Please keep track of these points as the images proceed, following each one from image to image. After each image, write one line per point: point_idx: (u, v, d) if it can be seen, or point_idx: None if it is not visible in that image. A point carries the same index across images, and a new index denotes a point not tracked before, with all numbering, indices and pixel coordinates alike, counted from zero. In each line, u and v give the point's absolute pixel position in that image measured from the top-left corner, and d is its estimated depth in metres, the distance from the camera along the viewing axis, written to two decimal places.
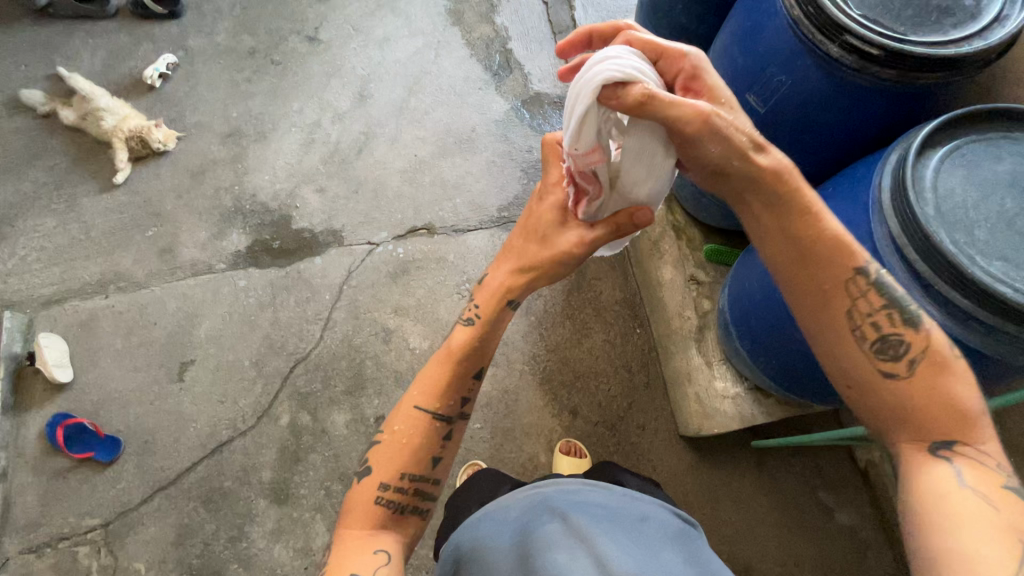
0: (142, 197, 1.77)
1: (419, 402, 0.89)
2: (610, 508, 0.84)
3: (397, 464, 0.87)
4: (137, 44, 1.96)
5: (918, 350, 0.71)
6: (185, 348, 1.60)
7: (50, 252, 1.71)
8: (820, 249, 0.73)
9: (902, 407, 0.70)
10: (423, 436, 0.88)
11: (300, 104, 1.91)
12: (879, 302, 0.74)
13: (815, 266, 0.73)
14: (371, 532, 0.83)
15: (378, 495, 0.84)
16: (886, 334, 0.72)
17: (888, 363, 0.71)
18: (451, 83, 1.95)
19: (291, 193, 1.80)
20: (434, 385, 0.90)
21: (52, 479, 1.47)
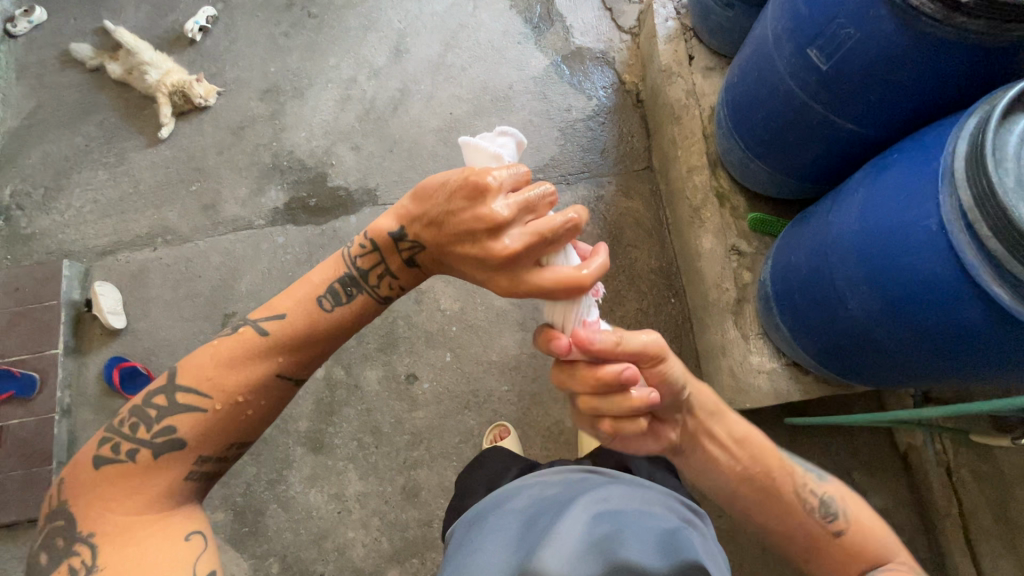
0: (186, 152, 1.81)
1: (281, 370, 0.82)
2: (611, 483, 0.97)
3: (228, 437, 0.81)
4: None
5: (843, 503, 0.92)
6: (228, 301, 1.67)
7: (102, 205, 1.78)
8: (747, 453, 0.91)
9: (851, 554, 0.88)
10: (273, 404, 0.84)
11: (337, 60, 1.89)
12: (801, 478, 0.92)
13: (756, 458, 0.91)
14: (168, 516, 0.77)
15: (193, 469, 0.80)
16: (823, 498, 0.91)
17: (833, 523, 0.89)
18: (490, 38, 1.88)
19: (327, 150, 1.80)
20: (308, 359, 0.84)
21: (110, 417, 1.59)
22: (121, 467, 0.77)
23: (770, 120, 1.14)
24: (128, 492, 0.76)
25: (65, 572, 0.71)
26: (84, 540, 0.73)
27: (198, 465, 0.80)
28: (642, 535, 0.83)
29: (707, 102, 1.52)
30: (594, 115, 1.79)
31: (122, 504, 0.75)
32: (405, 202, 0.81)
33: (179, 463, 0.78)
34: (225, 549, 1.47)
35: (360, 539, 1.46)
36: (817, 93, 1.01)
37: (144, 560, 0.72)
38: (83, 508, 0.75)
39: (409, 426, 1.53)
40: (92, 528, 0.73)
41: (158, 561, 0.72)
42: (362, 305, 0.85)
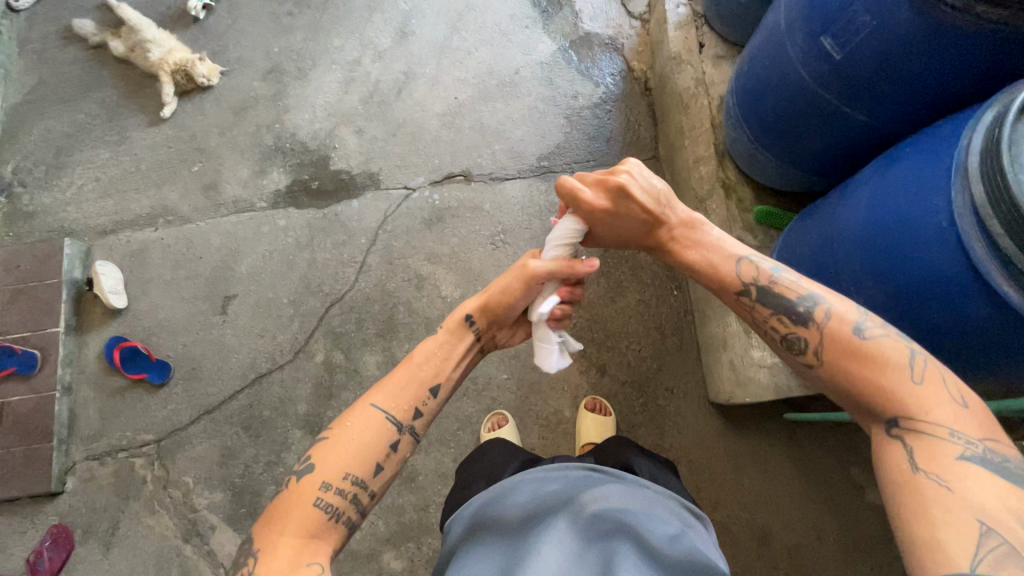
0: (188, 132, 1.80)
1: (374, 400, 0.93)
2: (614, 482, 0.96)
3: (342, 464, 0.86)
4: None
5: (813, 342, 0.86)
6: (229, 283, 1.66)
7: (104, 184, 1.77)
8: (710, 283, 0.99)
9: (835, 388, 0.85)
10: (376, 435, 0.90)
11: (341, 41, 1.86)
12: (767, 312, 0.93)
13: (725, 292, 0.98)
14: (308, 536, 0.81)
15: (317, 497, 0.83)
16: (786, 335, 0.90)
17: (805, 359, 0.88)
18: (497, 21, 1.85)
19: (330, 133, 1.78)
20: (397, 389, 0.95)
21: (111, 396, 1.59)
22: (279, 497, 0.85)
23: (780, 110, 1.12)
24: (283, 515, 0.82)
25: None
26: (251, 553, 0.79)
27: (324, 492, 0.84)
28: (648, 538, 0.83)
29: (716, 92, 1.49)
30: (600, 103, 1.76)
31: (275, 523, 0.82)
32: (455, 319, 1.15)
33: (309, 488, 0.84)
34: (224, 529, 1.49)
35: None
36: (830, 84, 0.98)
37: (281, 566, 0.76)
38: (257, 527, 0.83)
39: None
40: (256, 547, 0.80)
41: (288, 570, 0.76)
42: (435, 342, 1.02)
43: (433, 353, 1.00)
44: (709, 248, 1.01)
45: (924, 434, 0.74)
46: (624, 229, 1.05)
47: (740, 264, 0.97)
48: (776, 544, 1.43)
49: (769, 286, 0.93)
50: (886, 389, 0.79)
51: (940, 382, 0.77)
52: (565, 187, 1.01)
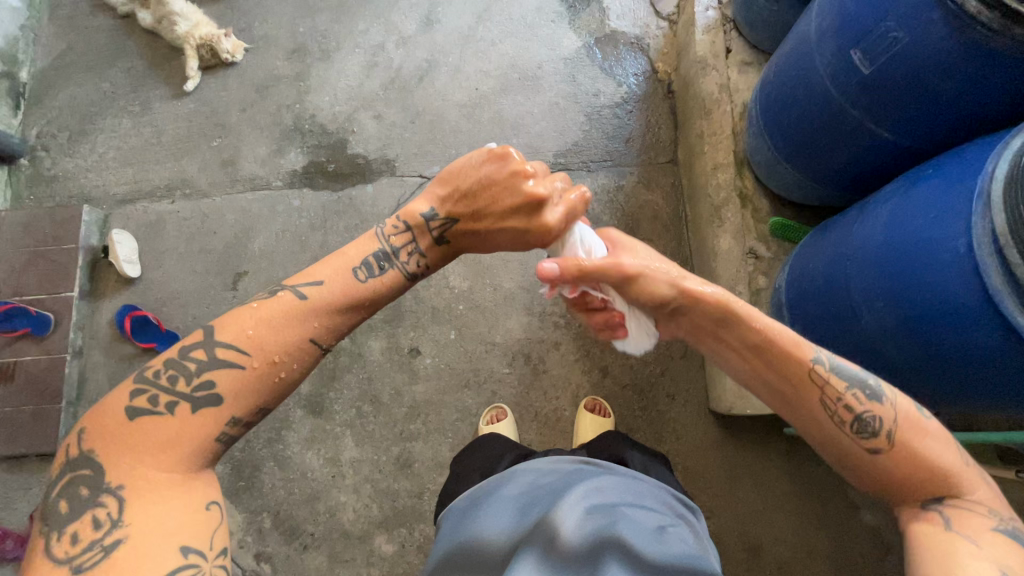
0: (210, 107, 1.81)
1: (315, 336, 0.84)
2: (606, 474, 0.98)
3: (254, 400, 0.80)
4: None
5: (890, 422, 0.78)
6: (240, 259, 1.68)
7: (125, 152, 1.79)
8: (774, 349, 0.84)
9: (891, 473, 0.78)
10: (303, 371, 0.84)
11: (367, 25, 1.85)
12: (841, 386, 0.81)
13: (788, 364, 0.83)
14: (191, 475, 0.76)
15: (220, 431, 0.79)
16: (860, 414, 0.79)
17: (873, 440, 0.79)
18: (523, 13, 1.83)
19: (349, 116, 1.78)
20: (336, 319, 0.86)
21: (120, 362, 1.62)
22: (159, 417, 0.77)
23: (803, 122, 1.10)
24: (153, 445, 0.75)
25: (88, 522, 0.71)
26: (112, 492, 0.72)
27: (229, 426, 0.79)
28: (635, 526, 0.84)
29: (740, 99, 1.47)
30: (622, 103, 1.75)
31: (148, 457, 0.74)
32: (435, 190, 0.98)
33: (212, 420, 0.78)
34: None
35: (351, 503, 1.49)
36: (855, 98, 0.97)
37: (168, 516, 0.72)
38: (109, 452, 0.75)
39: (407, 399, 1.54)
40: (120, 479, 0.73)
41: (176, 524, 0.72)
42: (394, 278, 0.92)
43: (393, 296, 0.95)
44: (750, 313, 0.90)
45: (982, 512, 0.73)
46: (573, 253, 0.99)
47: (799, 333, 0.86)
48: (766, 557, 1.43)
49: (835, 360, 0.83)
50: (947, 471, 0.76)
51: (973, 459, 0.79)
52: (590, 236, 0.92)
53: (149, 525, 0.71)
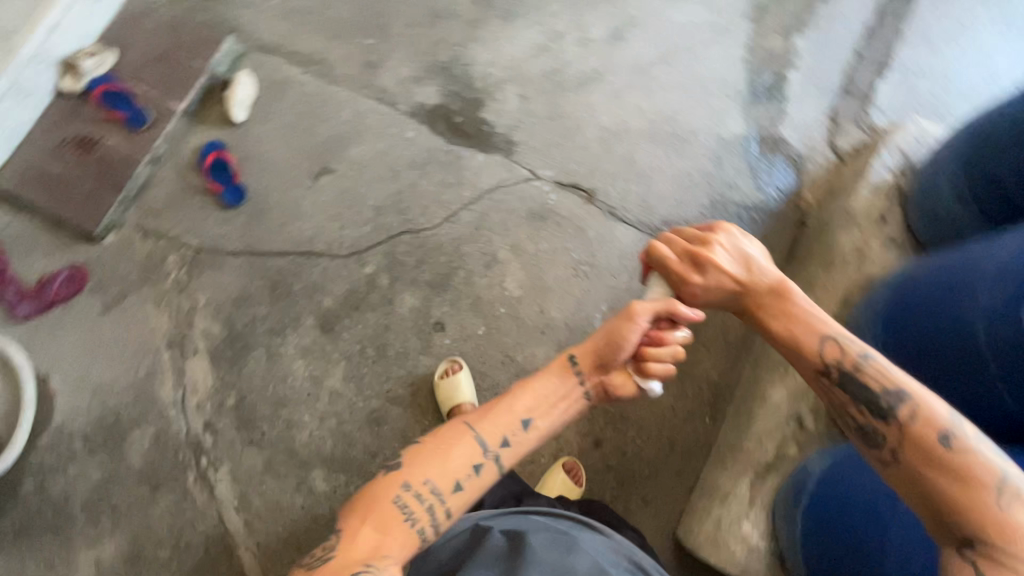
0: (382, 7, 1.83)
1: (467, 421, 1.00)
2: (597, 542, 0.99)
3: (425, 472, 0.95)
4: None
5: (892, 440, 0.85)
6: (334, 157, 1.68)
7: (289, 7, 1.81)
8: (794, 352, 0.97)
9: (905, 488, 0.83)
10: (461, 450, 0.97)
11: (559, 10, 1.84)
12: (847, 397, 0.91)
13: (806, 367, 0.96)
14: (386, 532, 0.90)
15: (398, 494, 0.92)
16: (863, 424, 0.89)
17: (877, 454, 0.87)
18: (705, 77, 1.79)
19: (498, 83, 1.78)
20: (489, 414, 1.01)
21: (183, 187, 1.64)
22: (369, 483, 0.97)
23: (929, 340, 1.04)
24: (367, 505, 0.93)
25: (319, 549, 0.90)
26: (336, 531, 0.91)
27: (404, 490, 0.93)
28: None
29: (868, 271, 1.39)
30: (751, 207, 1.68)
31: (362, 509, 0.93)
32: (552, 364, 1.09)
33: (394, 482, 0.94)
34: (203, 358, 1.53)
35: (311, 427, 1.49)
36: (1004, 354, 0.91)
37: (358, 550, 0.87)
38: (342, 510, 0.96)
39: (410, 364, 1.54)
40: (344, 523, 0.92)
41: (362, 554, 0.86)
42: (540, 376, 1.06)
43: (540, 393, 1.03)
44: (799, 317, 0.98)
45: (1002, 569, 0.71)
46: (719, 304, 1.08)
47: (825, 340, 0.95)
48: None
49: (852, 369, 0.91)
50: (970, 511, 0.76)
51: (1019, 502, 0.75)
52: (661, 256, 1.11)
53: (347, 557, 0.86)
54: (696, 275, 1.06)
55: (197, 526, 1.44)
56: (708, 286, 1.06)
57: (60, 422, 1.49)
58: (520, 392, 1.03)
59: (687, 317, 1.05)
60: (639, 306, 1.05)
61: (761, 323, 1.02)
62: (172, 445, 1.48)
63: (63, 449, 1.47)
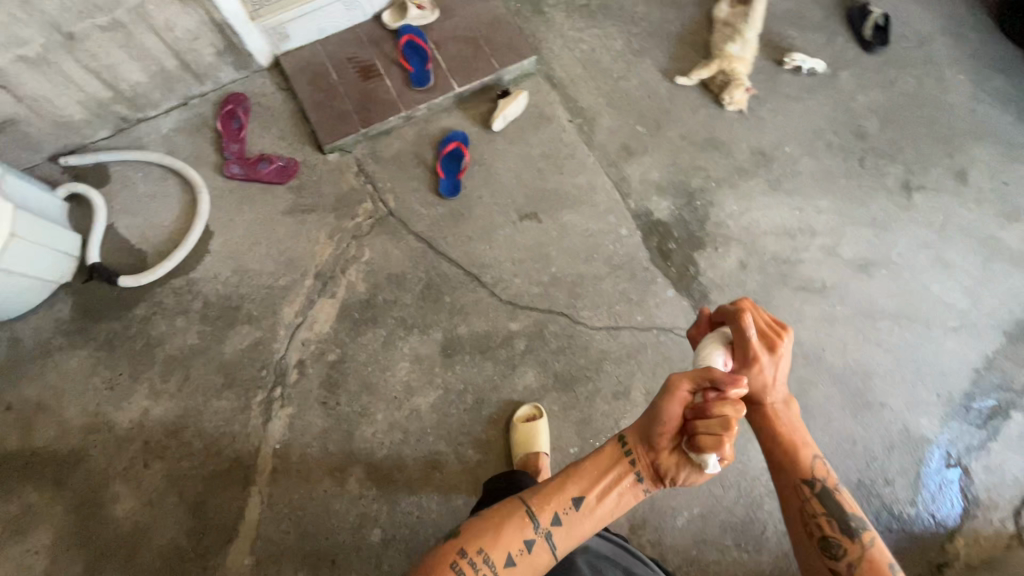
0: (670, 108, 1.84)
1: (523, 495, 0.96)
2: None
3: (480, 540, 0.91)
4: (812, 37, 1.95)
5: (852, 556, 0.94)
6: (549, 209, 1.68)
7: (591, 61, 1.88)
8: (793, 468, 1.01)
9: None
10: (518, 524, 0.92)
11: (825, 208, 1.76)
12: (820, 509, 0.98)
13: (792, 474, 1.01)
14: None
15: (454, 561, 0.89)
16: (827, 535, 0.96)
17: (830, 560, 0.95)
18: (926, 360, 1.64)
19: (727, 237, 1.72)
20: (546, 490, 0.95)
21: (414, 152, 1.69)
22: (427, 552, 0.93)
23: None
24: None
25: None
26: None
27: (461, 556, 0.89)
28: None
29: None
30: (895, 515, 1.51)
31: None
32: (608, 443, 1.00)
33: (452, 548, 0.91)
34: (335, 303, 1.56)
35: (378, 426, 1.48)
36: None
37: None
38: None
39: (493, 434, 1.49)
40: None
41: None
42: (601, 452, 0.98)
43: (594, 471, 0.97)
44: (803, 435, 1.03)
45: None
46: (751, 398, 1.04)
47: (816, 459, 1.01)
48: None
49: (826, 483, 0.99)
50: None
51: None
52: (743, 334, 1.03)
53: None
54: (762, 357, 1.02)
55: (234, 442, 1.45)
56: (767, 377, 1.02)
57: (195, 277, 1.56)
58: (566, 476, 0.97)
59: (737, 392, 0.92)
60: (681, 375, 0.94)
61: (770, 417, 1.04)
62: (263, 358, 1.51)
63: (182, 300, 1.54)
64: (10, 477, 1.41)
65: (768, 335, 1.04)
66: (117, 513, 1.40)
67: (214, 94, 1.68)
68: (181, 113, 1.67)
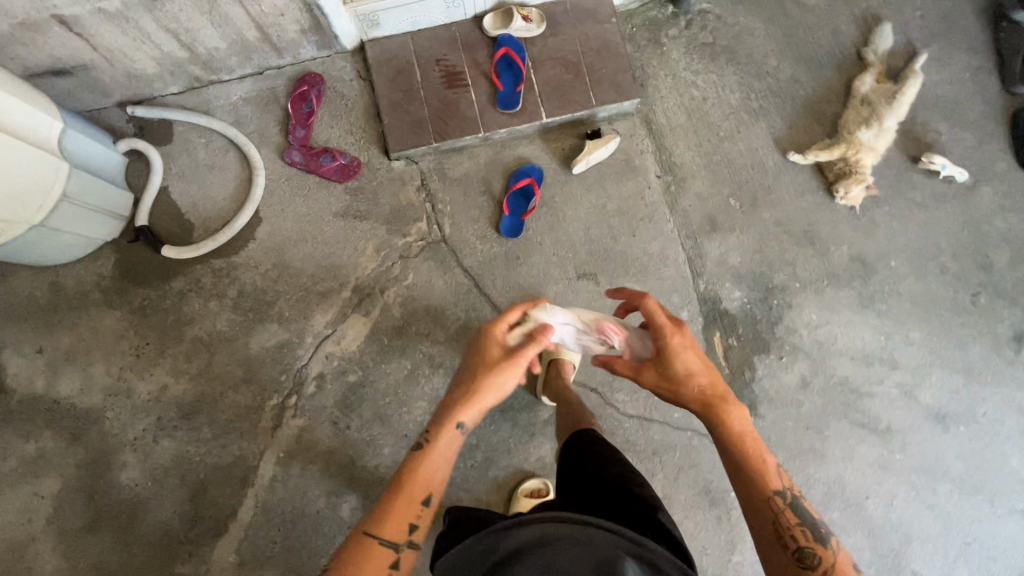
0: (772, 186, 1.64)
1: (365, 527, 0.90)
2: None
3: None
4: (962, 137, 1.67)
5: (825, 563, 0.90)
6: (610, 274, 1.55)
7: (698, 112, 1.68)
8: (752, 468, 0.97)
9: None
10: (383, 555, 0.87)
11: (914, 340, 1.56)
12: (795, 519, 0.94)
13: (761, 482, 0.96)
14: None
15: None
16: (801, 545, 0.92)
17: (810, 572, 0.89)
18: (978, 537, 1.48)
19: (795, 347, 1.56)
20: (387, 514, 0.90)
21: (482, 178, 1.57)
22: None
23: None
24: None
25: None
26: None
27: None
28: None
29: None
30: None
31: None
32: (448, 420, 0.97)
33: None
34: (367, 323, 1.50)
35: (382, 460, 1.44)
36: None
37: None
38: None
39: (493, 498, 1.44)
40: None
41: None
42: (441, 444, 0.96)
43: (436, 468, 0.95)
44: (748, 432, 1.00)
45: None
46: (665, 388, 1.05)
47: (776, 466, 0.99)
48: None
49: (793, 496, 0.97)
50: None
51: None
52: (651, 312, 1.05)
53: None
54: (676, 332, 1.03)
55: (241, 441, 1.44)
56: (683, 359, 1.03)
57: (236, 262, 1.52)
58: (410, 474, 0.94)
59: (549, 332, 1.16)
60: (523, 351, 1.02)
61: (728, 418, 1.00)
62: (284, 363, 1.48)
63: (218, 284, 1.51)
64: (32, 419, 1.45)
65: (670, 320, 1.05)
66: (122, 481, 1.43)
67: (291, 68, 1.58)
68: (254, 82, 1.58)
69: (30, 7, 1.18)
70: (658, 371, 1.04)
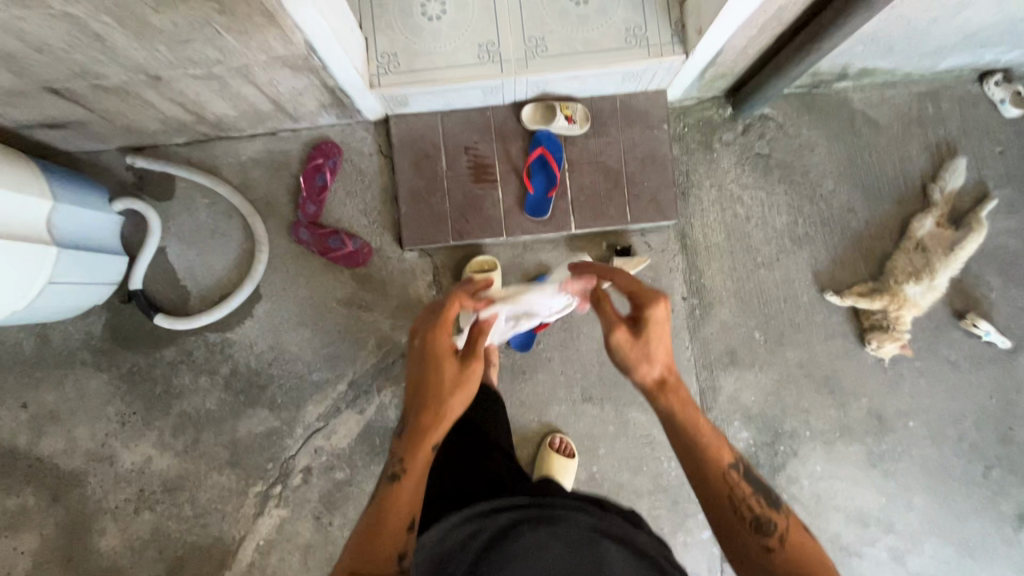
0: (802, 324, 1.54)
1: (350, 571, 0.79)
2: None
3: None
4: (1014, 297, 1.56)
5: (779, 528, 0.84)
6: (618, 400, 1.48)
7: (739, 232, 1.55)
8: (705, 439, 0.88)
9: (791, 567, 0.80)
10: None
11: (915, 506, 1.53)
12: (749, 490, 0.87)
13: (716, 453, 0.88)
14: None
15: None
16: (758, 517, 0.85)
17: (765, 539, 0.83)
18: None
19: (793, 497, 1.52)
20: (370, 553, 0.80)
21: None
22: None
23: None
24: None
25: None
26: None
27: None
28: None
29: None
30: None
31: None
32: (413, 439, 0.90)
33: None
34: (360, 420, 1.45)
35: None
36: None
37: None
38: None
39: None
40: None
41: None
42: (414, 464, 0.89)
43: (413, 487, 0.87)
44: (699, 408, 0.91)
45: None
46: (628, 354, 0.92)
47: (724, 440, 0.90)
48: None
49: (746, 469, 0.89)
50: None
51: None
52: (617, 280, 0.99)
53: None
54: (645, 299, 0.93)
55: (222, 523, 1.43)
56: (649, 326, 0.92)
57: (231, 338, 1.45)
58: (388, 495, 0.87)
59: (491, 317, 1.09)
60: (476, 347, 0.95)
61: (682, 395, 0.90)
62: (272, 450, 1.44)
63: (211, 359, 1.45)
64: (13, 474, 1.43)
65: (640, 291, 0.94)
66: (101, 547, 1.42)
67: (307, 132, 1.45)
68: (266, 143, 1.45)
69: (20, 81, 1.05)
70: (629, 333, 0.91)
